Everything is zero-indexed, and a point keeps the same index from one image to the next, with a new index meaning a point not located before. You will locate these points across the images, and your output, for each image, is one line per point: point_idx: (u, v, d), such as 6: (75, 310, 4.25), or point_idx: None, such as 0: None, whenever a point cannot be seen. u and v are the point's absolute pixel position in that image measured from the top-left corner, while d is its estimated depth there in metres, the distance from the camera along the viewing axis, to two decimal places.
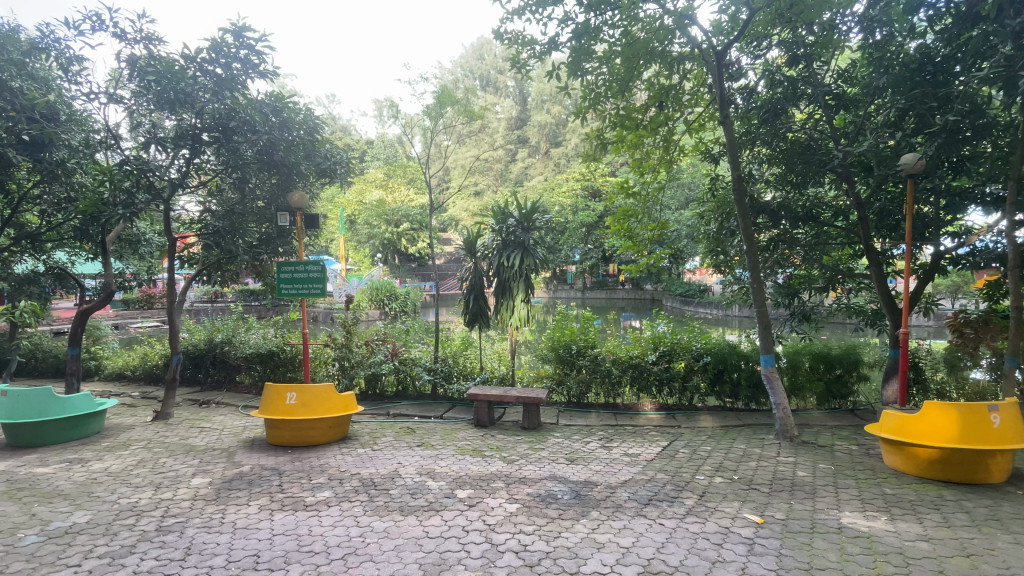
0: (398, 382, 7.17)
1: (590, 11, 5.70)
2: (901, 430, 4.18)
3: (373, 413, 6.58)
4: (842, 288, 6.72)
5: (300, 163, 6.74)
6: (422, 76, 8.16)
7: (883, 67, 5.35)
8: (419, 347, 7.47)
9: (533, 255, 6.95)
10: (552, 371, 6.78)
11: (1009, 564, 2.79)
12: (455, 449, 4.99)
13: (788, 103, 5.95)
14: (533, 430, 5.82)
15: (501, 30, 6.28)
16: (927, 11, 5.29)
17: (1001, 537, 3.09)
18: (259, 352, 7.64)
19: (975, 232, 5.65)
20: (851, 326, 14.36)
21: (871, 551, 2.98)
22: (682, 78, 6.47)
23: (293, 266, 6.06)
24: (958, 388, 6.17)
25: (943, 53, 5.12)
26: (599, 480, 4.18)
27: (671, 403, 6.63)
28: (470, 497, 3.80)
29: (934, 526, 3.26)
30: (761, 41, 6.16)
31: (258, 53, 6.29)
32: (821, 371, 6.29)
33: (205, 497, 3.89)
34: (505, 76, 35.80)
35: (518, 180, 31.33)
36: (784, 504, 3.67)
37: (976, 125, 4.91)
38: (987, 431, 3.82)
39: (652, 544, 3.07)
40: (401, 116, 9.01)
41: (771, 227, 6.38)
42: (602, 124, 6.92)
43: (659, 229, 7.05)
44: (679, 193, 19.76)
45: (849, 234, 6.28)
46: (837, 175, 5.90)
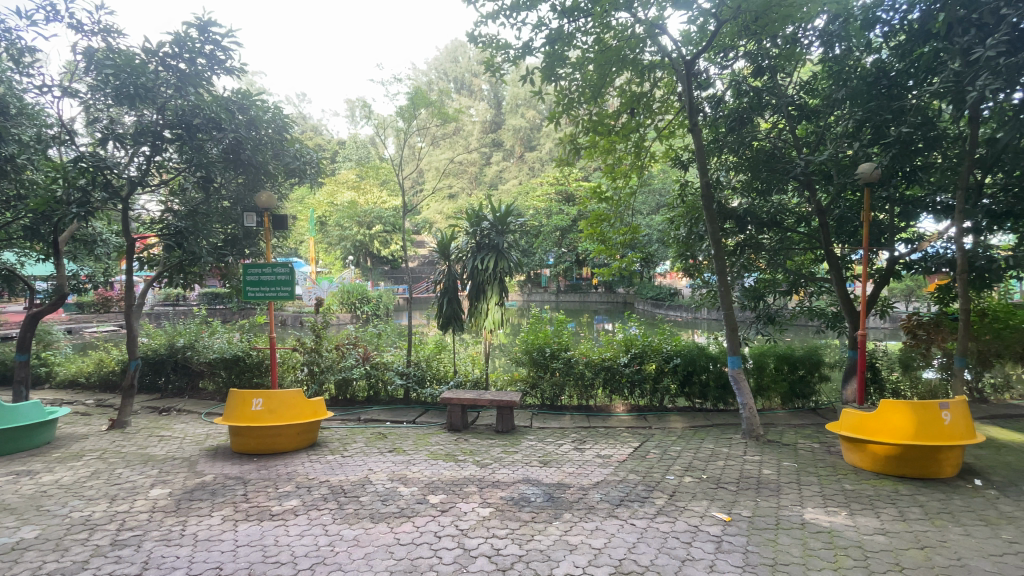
0: (369, 388, 7.03)
1: (563, 17, 5.77)
2: (858, 428, 4.33)
3: (343, 419, 6.45)
4: (805, 292, 6.84)
5: (268, 162, 6.64)
6: (395, 76, 8.07)
7: (843, 79, 5.70)
8: (391, 351, 7.36)
9: (507, 258, 6.98)
10: (526, 374, 6.81)
11: (960, 556, 2.92)
12: (428, 454, 4.94)
13: (753, 113, 6.19)
14: (506, 433, 5.80)
15: (475, 34, 6.29)
16: (883, 28, 5.40)
17: (953, 529, 3.25)
18: (224, 358, 7.42)
19: (927, 238, 5.93)
20: (814, 329, 14.93)
21: (832, 545, 3.09)
22: (653, 86, 6.59)
23: (260, 268, 5.89)
24: (912, 387, 6.45)
25: (898, 68, 5.40)
26: (572, 483, 4.20)
27: (643, 404, 6.73)
28: (444, 501, 3.77)
29: (891, 520, 3.41)
30: (728, 52, 6.29)
31: (225, 49, 6.12)
32: (785, 372, 6.48)
33: (165, 508, 3.73)
34: (479, 79, 35.75)
35: (492, 183, 31.19)
36: (750, 501, 3.77)
37: (928, 137, 5.23)
38: (939, 428, 4.01)
39: (623, 545, 3.10)
40: (374, 117, 8.93)
41: (737, 232, 6.55)
42: (576, 130, 6.95)
43: (630, 233, 7.20)
44: (651, 199, 20.15)
45: (811, 239, 6.49)
46: (800, 183, 6.11)
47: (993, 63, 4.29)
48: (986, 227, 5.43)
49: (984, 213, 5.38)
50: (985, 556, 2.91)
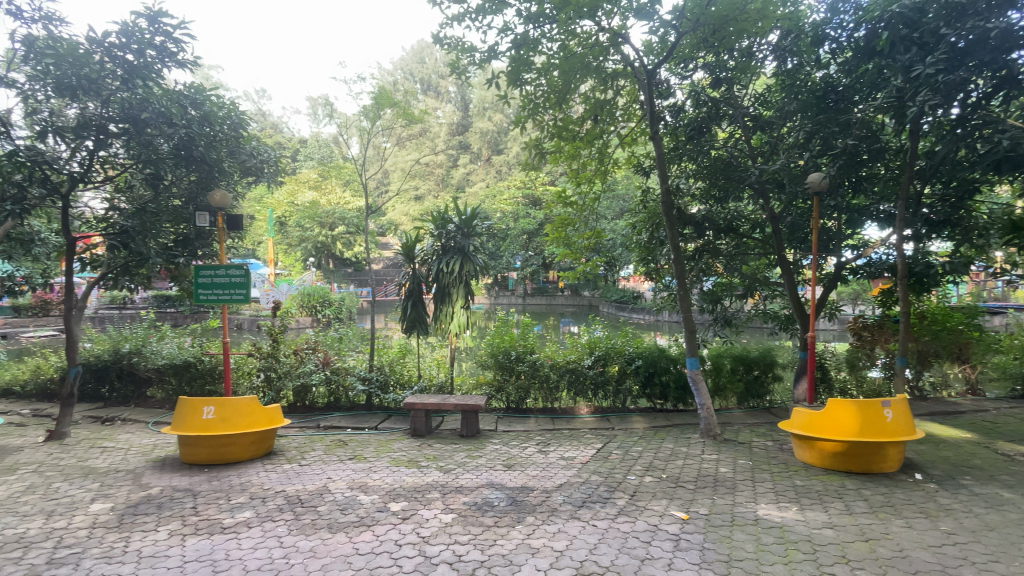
0: (330, 394, 6.86)
1: (528, 23, 5.82)
2: (809, 427, 4.53)
3: (301, 427, 6.26)
4: (760, 295, 7.10)
5: (223, 160, 6.39)
6: (359, 75, 7.94)
7: (794, 92, 5.95)
8: (353, 356, 7.18)
9: (473, 261, 6.93)
10: (491, 378, 6.80)
11: (901, 547, 3.08)
12: (390, 461, 4.85)
13: (711, 124, 6.30)
14: (471, 437, 5.76)
15: (440, 35, 6.26)
16: (831, 45, 5.71)
17: (895, 521, 3.43)
18: (174, 364, 7.08)
19: (871, 245, 6.26)
20: (767, 330, 15.56)
21: (783, 540, 3.21)
22: (616, 94, 6.72)
23: (213, 269, 5.65)
24: (859, 386, 6.74)
25: (845, 83, 5.71)
26: (536, 485, 4.22)
27: (606, 406, 6.82)
28: (405, 509, 3.70)
29: (837, 514, 3.57)
30: (688, 64, 6.46)
31: (177, 41, 5.86)
32: (741, 372, 6.72)
33: (107, 523, 3.51)
34: (446, 81, 35.61)
35: (459, 186, 31.01)
36: (707, 499, 3.88)
37: (872, 149, 5.60)
38: (881, 424, 4.23)
39: (585, 546, 3.13)
40: (337, 116, 8.76)
41: (696, 238, 6.74)
42: (540, 134, 6.98)
43: (595, 237, 7.30)
44: (615, 204, 20.58)
45: (765, 245, 6.76)
46: (755, 191, 6.36)
47: (932, 80, 4.59)
48: (924, 235, 5.76)
49: (923, 222, 5.70)
50: (924, 547, 3.08)
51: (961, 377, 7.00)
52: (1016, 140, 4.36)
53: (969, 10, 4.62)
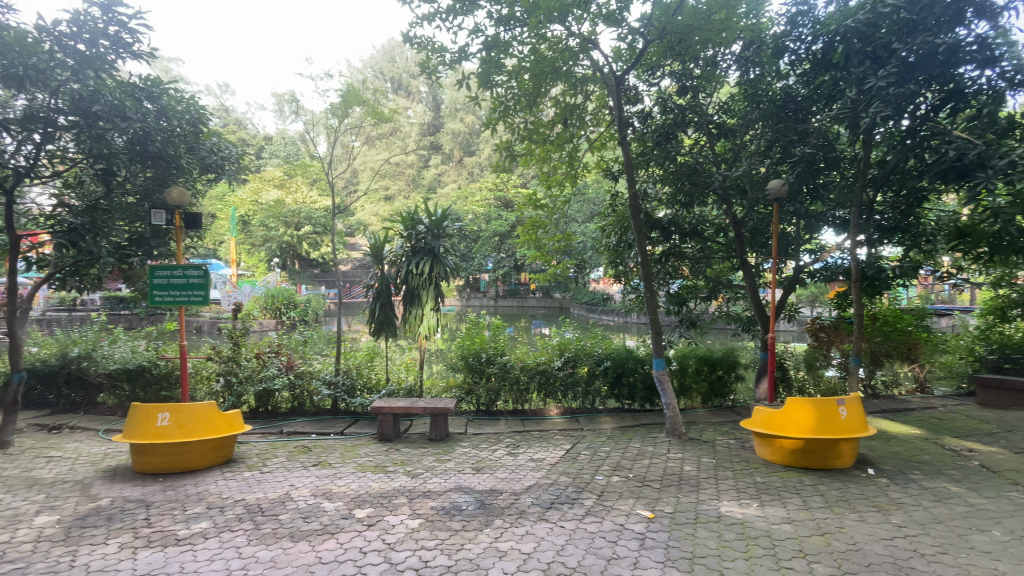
0: (294, 398, 6.68)
1: (499, 25, 5.84)
2: (768, 425, 4.67)
3: (263, 433, 6.07)
4: (723, 297, 7.29)
5: (181, 157, 6.15)
6: (326, 72, 7.77)
7: (756, 101, 6.23)
8: (319, 359, 7.01)
9: (443, 262, 6.87)
10: (461, 381, 6.76)
11: (855, 540, 3.21)
12: (356, 466, 4.75)
13: (677, 129, 6.54)
14: (440, 441, 5.70)
15: (410, 35, 6.20)
16: (790, 56, 5.86)
17: (849, 515, 3.58)
18: (126, 369, 6.75)
19: (828, 249, 6.52)
20: (730, 332, 16.07)
21: (744, 536, 3.30)
22: (586, 99, 6.81)
23: (170, 269, 5.42)
24: (816, 385, 7.00)
25: (803, 93, 5.91)
26: (504, 488, 4.21)
27: (576, 407, 6.87)
28: (371, 515, 3.63)
29: (795, 509, 3.70)
30: (655, 70, 6.49)
31: (132, 31, 5.62)
32: (705, 372, 6.89)
33: (53, 536, 3.32)
34: (417, 81, 35.31)
35: (430, 186, 30.78)
36: (673, 498, 3.96)
37: (828, 157, 5.87)
38: (837, 422, 4.41)
39: (552, 548, 3.14)
40: (304, 113, 8.56)
41: (662, 241, 6.89)
42: (512, 137, 7.01)
43: (565, 240, 7.35)
44: (585, 207, 20.82)
45: (728, 248, 6.97)
46: (719, 197, 6.56)
47: (884, 92, 4.81)
48: (877, 240, 6.05)
49: (875, 228, 5.98)
50: (876, 539, 3.22)
51: (911, 375, 7.36)
52: (961, 151, 4.67)
53: (920, 26, 4.83)
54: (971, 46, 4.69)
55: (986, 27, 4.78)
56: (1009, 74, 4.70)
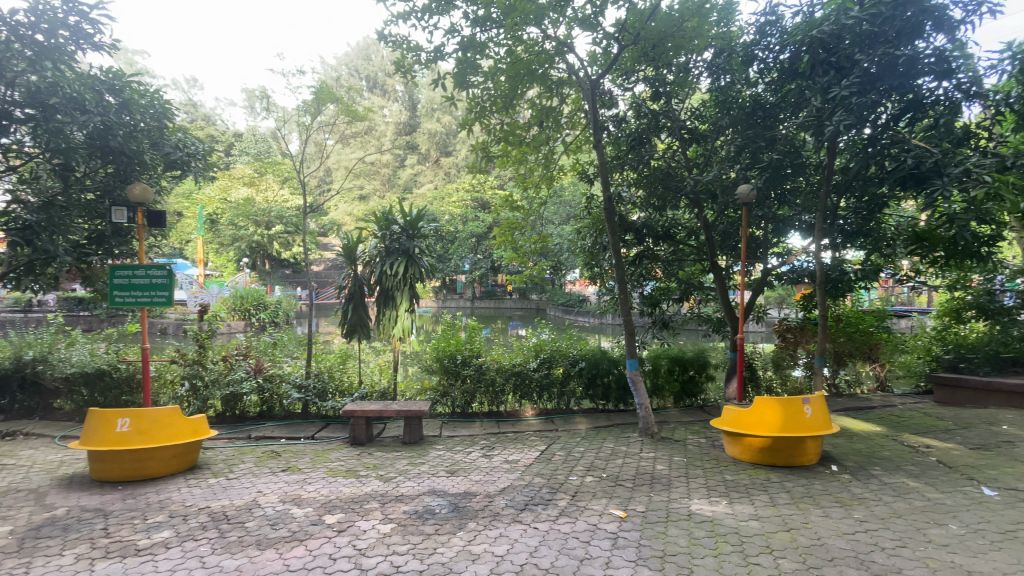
0: (262, 402, 6.51)
1: (475, 26, 5.83)
2: (737, 423, 4.78)
3: (230, 438, 5.90)
4: (694, 299, 7.43)
5: (144, 152, 5.86)
6: (298, 68, 7.62)
7: (727, 107, 6.36)
8: (288, 362, 6.86)
9: (418, 263, 6.79)
10: (436, 383, 6.71)
11: (819, 535, 3.31)
12: (327, 471, 4.66)
13: (651, 134, 6.63)
14: (413, 445, 5.64)
15: (385, 33, 6.13)
16: (759, 65, 6.08)
17: (813, 511, 3.69)
18: (84, 372, 6.46)
19: (794, 252, 6.73)
20: (701, 333, 16.42)
21: (714, 533, 3.37)
22: (562, 101, 6.85)
23: (131, 269, 5.22)
24: (783, 384, 7.20)
25: (771, 101, 6.12)
26: (478, 490, 4.19)
27: (551, 408, 6.89)
28: (341, 521, 3.56)
29: (762, 506, 3.79)
30: (630, 76, 6.59)
31: (93, 21, 5.45)
32: (677, 373, 7.02)
33: (2, 549, 3.15)
34: (393, 80, 34.94)
35: (406, 186, 30.49)
36: (645, 497, 4.01)
37: (795, 163, 6.07)
38: (802, 419, 4.56)
39: (525, 549, 3.14)
40: (275, 110, 8.37)
41: (636, 244, 7.00)
42: (488, 138, 7.01)
43: (541, 241, 7.38)
44: (561, 209, 20.93)
45: (699, 251, 7.12)
46: (691, 201, 6.68)
47: (847, 101, 5.02)
48: (840, 244, 6.28)
49: (839, 232, 6.20)
50: (839, 534, 3.33)
51: (872, 375, 7.66)
52: (919, 159, 4.88)
53: (881, 38, 5.03)
54: (928, 58, 4.91)
55: (944, 40, 5.01)
56: (964, 85, 4.95)
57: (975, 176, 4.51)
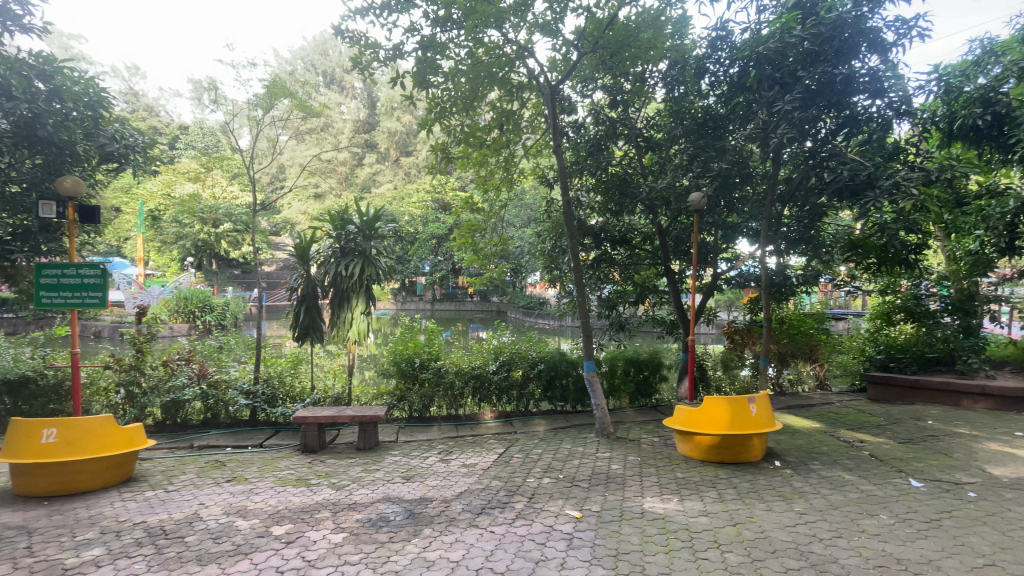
0: (207, 409, 6.20)
1: (436, 26, 5.79)
2: (688, 422, 4.94)
3: (170, 448, 5.58)
4: (650, 302, 7.63)
5: (76, 143, 5.48)
6: (249, 60, 7.32)
7: (680, 117, 6.54)
8: (235, 367, 6.56)
9: (375, 264, 6.62)
10: (393, 387, 6.59)
11: (763, 529, 3.46)
12: (275, 481, 4.48)
13: (608, 141, 6.73)
14: (369, 450, 5.52)
15: (341, 28, 5.98)
16: (710, 77, 6.38)
17: (758, 505, 3.86)
18: (6, 379, 5.95)
19: (742, 258, 7.01)
20: (656, 335, 16.90)
21: (665, 530, 3.46)
22: (522, 106, 6.88)
23: (60, 268, 4.85)
24: (731, 383, 7.51)
25: (721, 112, 6.40)
26: (434, 496, 4.14)
27: (509, 410, 6.91)
28: (290, 532, 3.43)
29: (711, 502, 3.93)
30: (588, 83, 6.74)
31: (23, 2, 5.05)
32: (632, 374, 7.18)
33: None
34: (351, 76, 34.18)
35: (364, 186, 29.85)
36: (600, 496, 4.08)
37: (743, 173, 6.32)
38: (748, 418, 4.76)
39: (481, 554, 3.12)
40: (224, 103, 8.01)
41: (594, 248, 7.14)
42: (447, 139, 6.96)
43: (501, 244, 7.39)
44: (522, 213, 21.07)
45: (654, 256, 7.32)
46: (646, 207, 6.86)
47: (790, 115, 5.31)
48: (784, 250, 6.61)
49: (783, 239, 6.52)
50: (781, 527, 3.49)
51: (812, 373, 8.10)
52: (854, 171, 5.21)
53: (821, 57, 5.34)
54: (864, 77, 5.26)
55: (877, 60, 5.38)
56: (895, 104, 5.35)
57: (903, 189, 4.87)
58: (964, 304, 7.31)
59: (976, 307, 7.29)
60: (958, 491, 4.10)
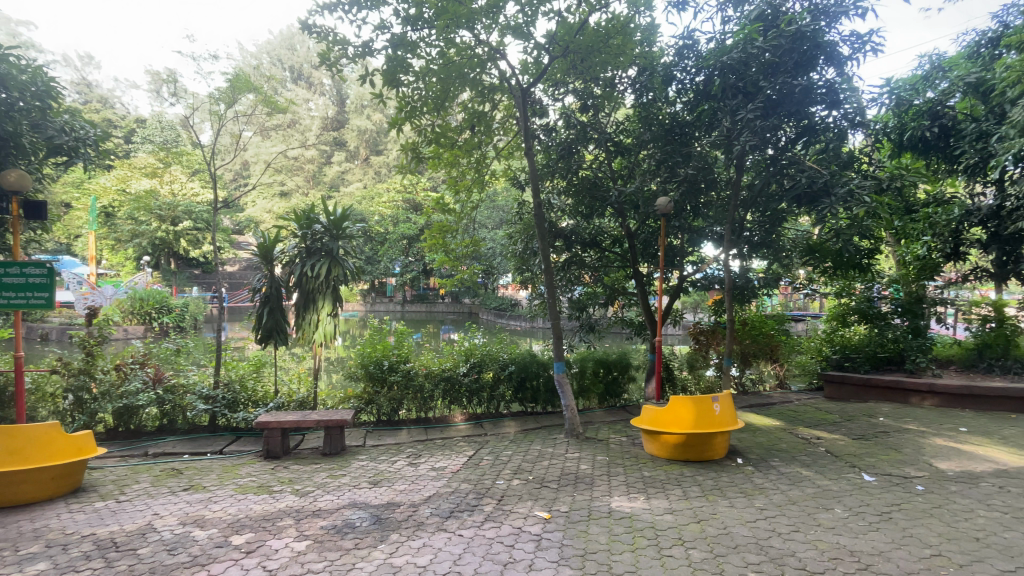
0: (163, 415, 5.94)
1: (407, 24, 5.75)
2: (655, 422, 5.03)
3: (122, 456, 5.33)
4: (619, 304, 7.74)
5: (22, 134, 5.18)
6: (211, 53, 7.07)
7: (648, 123, 6.68)
8: (193, 371, 6.32)
9: (342, 265, 6.48)
10: (361, 391, 6.48)
11: (725, 525, 3.56)
12: (236, 488, 4.33)
13: (578, 145, 6.81)
14: (335, 456, 5.40)
15: (309, 23, 5.85)
16: (677, 85, 6.47)
17: (720, 502, 3.96)
18: None
19: (707, 261, 7.19)
20: (625, 336, 17.16)
21: (632, 528, 3.52)
22: (494, 107, 6.86)
23: (2, 267, 4.54)
24: (696, 383, 7.69)
25: (687, 119, 6.54)
26: (402, 500, 4.08)
27: (480, 412, 6.90)
28: (250, 541, 3.32)
29: (676, 500, 4.02)
30: (559, 87, 6.83)
31: None
32: (601, 374, 7.28)
33: None
34: (320, 73, 33.48)
35: (333, 185, 29.25)
36: (568, 497, 4.11)
37: (708, 179, 6.46)
38: (711, 416, 4.89)
39: (448, 558, 3.10)
40: (184, 96, 7.72)
41: (565, 250, 7.20)
42: (418, 139, 6.89)
43: (472, 245, 7.36)
44: (494, 214, 21.07)
45: (623, 258, 7.43)
46: (615, 211, 6.97)
47: (752, 123, 5.51)
48: (747, 254, 6.81)
49: (746, 243, 6.72)
50: (743, 522, 3.60)
51: (773, 373, 8.39)
52: (812, 179, 5.41)
53: (781, 68, 5.53)
54: (821, 88, 5.49)
55: (834, 72, 5.61)
56: (850, 115, 5.58)
57: (857, 197, 5.07)
58: (913, 307, 7.63)
59: (923, 309, 7.63)
60: (907, 484, 4.31)
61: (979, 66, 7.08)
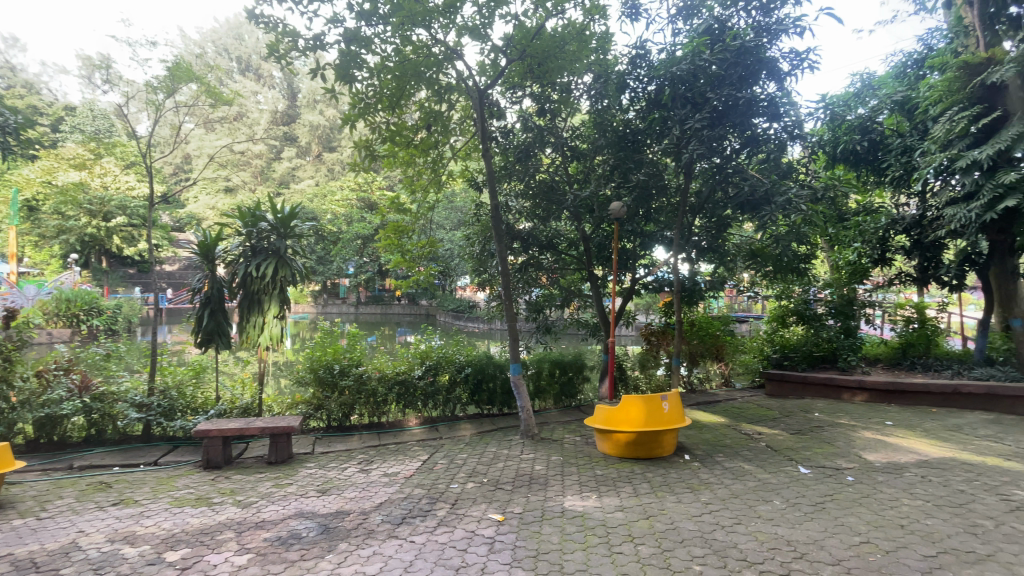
0: (91, 425, 5.54)
1: (360, 20, 5.61)
2: (608, 421, 5.14)
3: (44, 469, 4.92)
4: (575, 305, 7.86)
5: None
6: (148, 38, 6.66)
7: (602, 129, 6.82)
8: (126, 377, 5.92)
9: (291, 266, 6.21)
10: (310, 396, 6.27)
11: (673, 520, 3.68)
12: (172, 501, 4.09)
13: (535, 147, 6.91)
14: (281, 464, 5.19)
15: (256, 13, 5.62)
16: (630, 93, 6.62)
17: (668, 498, 4.10)
18: None
19: (658, 264, 7.39)
20: (580, 337, 17.42)
21: (583, 527, 3.58)
22: (450, 107, 6.79)
23: None
24: (648, 382, 7.91)
25: (639, 127, 6.70)
26: (352, 508, 3.98)
27: (435, 416, 6.82)
28: (187, 557, 3.15)
29: (627, 497, 4.12)
30: (517, 90, 6.85)
31: None
32: (557, 375, 7.38)
33: None
34: (269, 65, 32.18)
35: (283, 181, 28.17)
36: (522, 498, 4.13)
37: (658, 185, 6.64)
38: (661, 415, 5.02)
39: (399, 566, 3.04)
40: (118, 83, 7.22)
41: (521, 252, 7.23)
42: (372, 137, 6.75)
43: (429, 246, 7.27)
44: (452, 215, 20.89)
45: (578, 261, 7.55)
46: (571, 215, 7.06)
47: (700, 133, 5.80)
48: (695, 258, 7.05)
49: (694, 248, 6.94)
50: (689, 517, 3.74)
51: (719, 372, 8.75)
52: (754, 187, 5.69)
53: (727, 80, 5.80)
54: (763, 102, 5.78)
55: (775, 87, 5.94)
56: (789, 128, 5.92)
57: (795, 205, 5.42)
58: (845, 309, 8.06)
59: (854, 311, 8.06)
60: (838, 476, 4.61)
61: (906, 85, 7.65)
